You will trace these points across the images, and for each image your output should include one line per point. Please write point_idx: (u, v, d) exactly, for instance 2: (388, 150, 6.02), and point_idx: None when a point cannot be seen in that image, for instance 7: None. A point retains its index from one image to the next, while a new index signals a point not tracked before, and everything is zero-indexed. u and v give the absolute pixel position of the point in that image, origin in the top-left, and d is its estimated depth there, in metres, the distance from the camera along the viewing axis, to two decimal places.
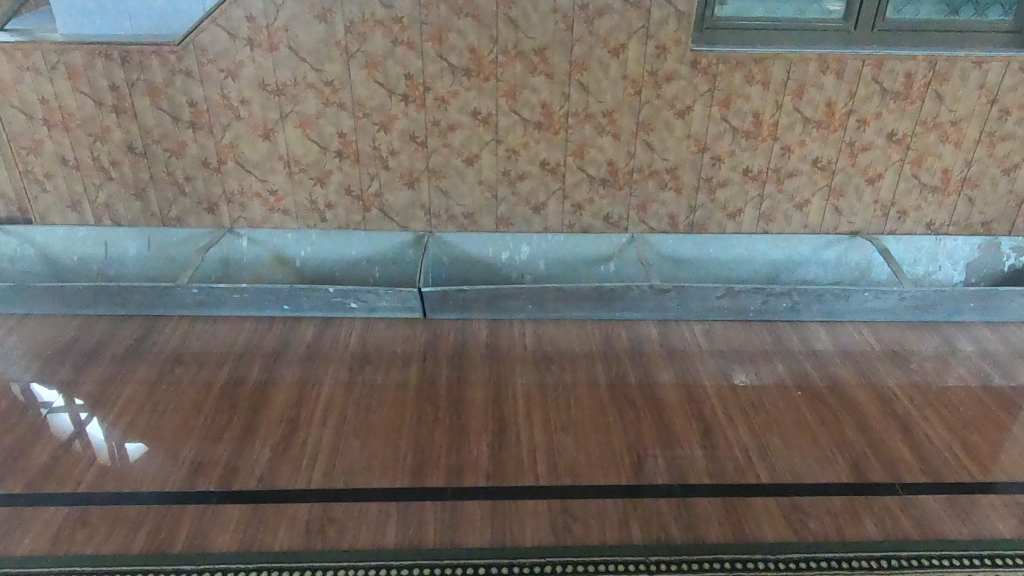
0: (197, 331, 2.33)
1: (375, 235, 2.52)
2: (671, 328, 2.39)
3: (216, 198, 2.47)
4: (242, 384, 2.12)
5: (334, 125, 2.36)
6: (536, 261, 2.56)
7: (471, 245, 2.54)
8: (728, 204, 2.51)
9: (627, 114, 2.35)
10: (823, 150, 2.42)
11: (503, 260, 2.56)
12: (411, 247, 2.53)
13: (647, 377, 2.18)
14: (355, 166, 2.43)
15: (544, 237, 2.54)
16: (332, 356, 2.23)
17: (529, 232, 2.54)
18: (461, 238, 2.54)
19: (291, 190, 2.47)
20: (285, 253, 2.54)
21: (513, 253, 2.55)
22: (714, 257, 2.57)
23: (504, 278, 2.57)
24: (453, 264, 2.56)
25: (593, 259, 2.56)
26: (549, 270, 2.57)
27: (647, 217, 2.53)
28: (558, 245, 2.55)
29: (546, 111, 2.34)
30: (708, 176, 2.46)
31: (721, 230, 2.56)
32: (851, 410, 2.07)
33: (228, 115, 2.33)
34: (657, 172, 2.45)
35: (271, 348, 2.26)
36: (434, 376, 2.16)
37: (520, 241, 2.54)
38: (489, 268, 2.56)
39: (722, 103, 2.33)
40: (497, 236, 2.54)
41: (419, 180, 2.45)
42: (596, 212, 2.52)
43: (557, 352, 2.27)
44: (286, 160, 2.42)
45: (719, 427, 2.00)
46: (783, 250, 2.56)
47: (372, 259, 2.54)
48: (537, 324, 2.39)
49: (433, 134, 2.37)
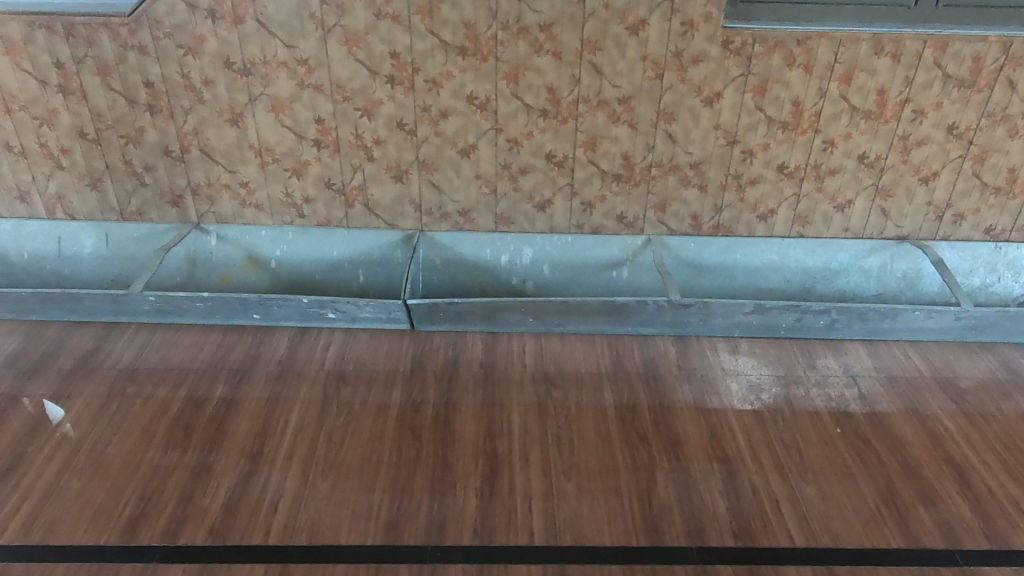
0: (156, 343, 2.07)
1: (359, 233, 2.25)
2: (691, 348, 2.11)
3: (180, 190, 2.20)
4: (201, 408, 1.86)
5: (312, 110, 2.07)
6: (539, 266, 2.27)
7: (467, 247, 2.26)
8: (759, 204, 2.22)
9: (646, 101, 2.04)
10: (872, 144, 2.11)
11: (502, 264, 2.27)
12: (399, 247, 2.26)
13: (661, 406, 1.91)
14: (336, 157, 2.15)
15: (549, 238, 2.25)
16: (305, 376, 1.97)
17: (531, 230, 2.26)
18: (455, 239, 2.26)
19: (264, 183, 2.19)
20: (257, 253, 2.26)
21: (513, 257, 2.26)
22: (741, 264, 2.27)
23: (503, 285, 2.28)
24: (447, 267, 2.28)
25: (605, 264, 2.27)
26: (555, 276, 2.28)
27: (666, 217, 2.24)
28: (564, 247, 2.26)
29: (553, 96, 2.03)
30: (737, 172, 2.16)
31: (750, 232, 2.26)
32: (898, 452, 1.79)
33: (190, 97, 2.04)
34: (679, 166, 2.15)
35: (238, 365, 2.00)
36: (419, 401, 1.89)
37: (521, 241, 2.25)
38: (486, 273, 2.28)
39: (757, 89, 2.02)
40: (495, 235, 2.25)
41: (409, 172, 2.17)
42: (608, 211, 2.23)
43: (561, 374, 1.99)
44: (258, 149, 2.13)
45: (745, 471, 1.72)
46: (819, 257, 2.26)
47: (355, 261, 2.27)
48: (538, 340, 2.11)
49: (423, 121, 2.08)
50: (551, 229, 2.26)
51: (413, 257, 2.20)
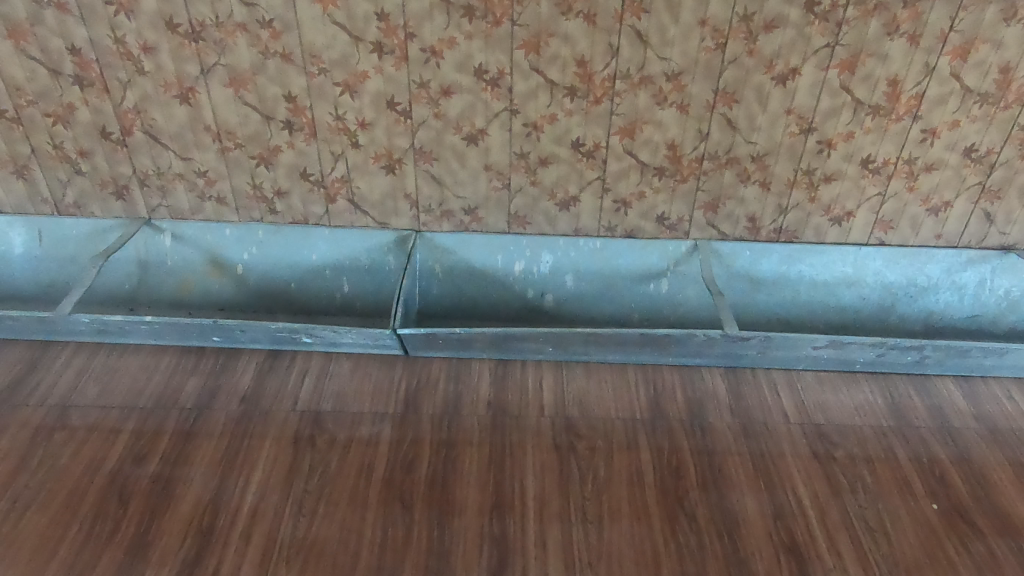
0: (97, 371, 1.71)
1: (343, 234, 1.86)
2: (747, 387, 1.73)
3: (125, 180, 1.81)
4: (144, 464, 1.51)
5: (280, 85, 1.65)
6: (561, 276, 1.88)
7: (474, 253, 1.86)
8: (834, 205, 1.80)
9: (701, 78, 1.61)
10: (984, 135, 1.67)
11: (515, 274, 1.88)
12: (391, 251, 1.87)
13: (712, 468, 1.54)
14: (312, 142, 1.74)
15: (572, 244, 1.85)
16: (273, 420, 1.61)
17: (551, 233, 1.86)
18: (459, 242, 1.85)
19: (225, 172, 1.79)
20: (221, 256, 1.88)
21: (530, 265, 1.87)
22: (807, 277, 1.87)
23: (517, 297, 1.90)
24: (450, 276, 1.89)
25: (640, 276, 1.87)
26: (579, 289, 1.89)
27: (718, 219, 1.83)
28: (592, 255, 1.86)
29: (583, 71, 1.60)
30: (810, 166, 1.74)
31: (819, 238, 1.85)
32: (1013, 539, 1.42)
33: (127, 67, 1.63)
34: (737, 159, 1.73)
35: (192, 404, 1.64)
36: (412, 458, 1.53)
37: (540, 247, 1.85)
38: (496, 284, 1.89)
39: (844, 64, 1.58)
40: (509, 238, 1.85)
41: (402, 162, 1.76)
42: (647, 211, 1.83)
43: (587, 425, 1.62)
44: (216, 132, 1.73)
45: (822, 568, 1.36)
46: (902, 270, 1.85)
47: (338, 269, 1.88)
48: (559, 378, 1.73)
49: (420, 101, 1.67)
50: (576, 231, 1.87)
51: (408, 266, 1.81)
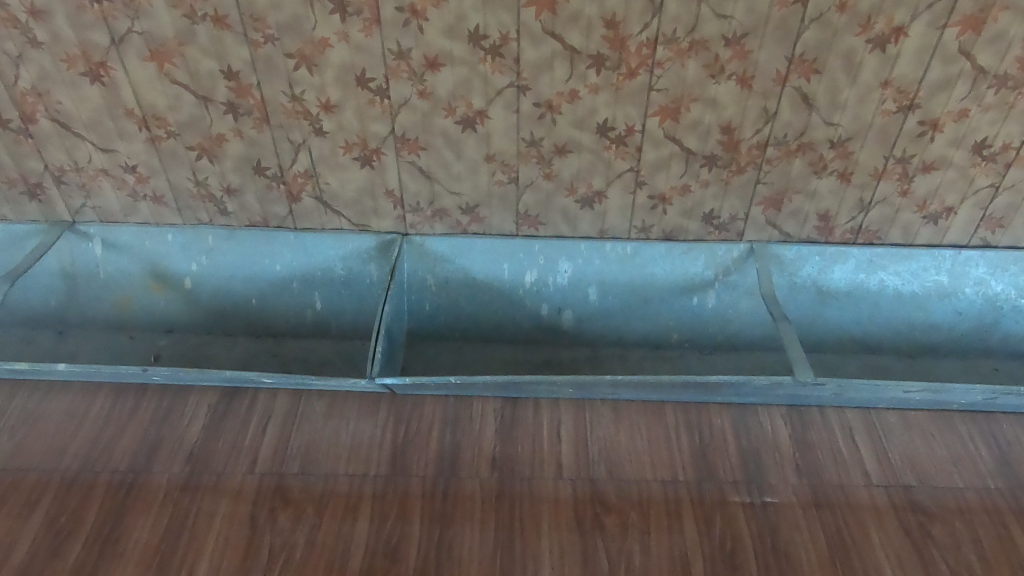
0: (13, 419, 1.39)
1: (312, 240, 1.50)
2: (817, 436, 1.38)
3: (37, 177, 1.44)
4: (63, 552, 1.20)
5: (215, 58, 1.26)
6: (582, 290, 1.52)
7: (474, 262, 1.50)
8: (931, 199, 1.41)
9: (772, 42, 1.21)
10: None
11: (525, 287, 1.52)
12: (371, 260, 1.51)
13: (776, 551, 1.21)
14: (264, 129, 1.36)
15: (597, 249, 1.49)
16: (226, 487, 1.29)
17: (570, 236, 1.49)
18: (456, 248, 1.50)
19: (160, 167, 1.43)
20: (163, 267, 1.53)
21: (544, 275, 1.51)
22: (889, 287, 1.50)
23: (527, 315, 1.55)
24: (444, 290, 1.53)
25: (680, 288, 1.51)
26: (605, 305, 1.53)
27: (781, 217, 1.46)
28: (620, 262, 1.49)
29: (614, 35, 1.20)
30: (905, 152, 1.35)
31: (908, 239, 1.47)
32: None
33: (15, 38, 1.24)
34: (811, 144, 1.34)
35: (128, 465, 1.32)
36: (397, 542, 1.22)
37: (555, 253, 1.49)
38: (503, 298, 1.53)
39: (968, 21, 1.17)
40: (517, 243, 1.49)
41: (381, 153, 1.39)
42: (691, 209, 1.45)
43: (616, 489, 1.29)
44: (142, 118, 1.35)
45: None
46: (1011, 278, 1.48)
47: (307, 282, 1.53)
48: (580, 423, 1.40)
49: (399, 76, 1.28)
50: (601, 234, 1.50)
51: (392, 280, 1.46)
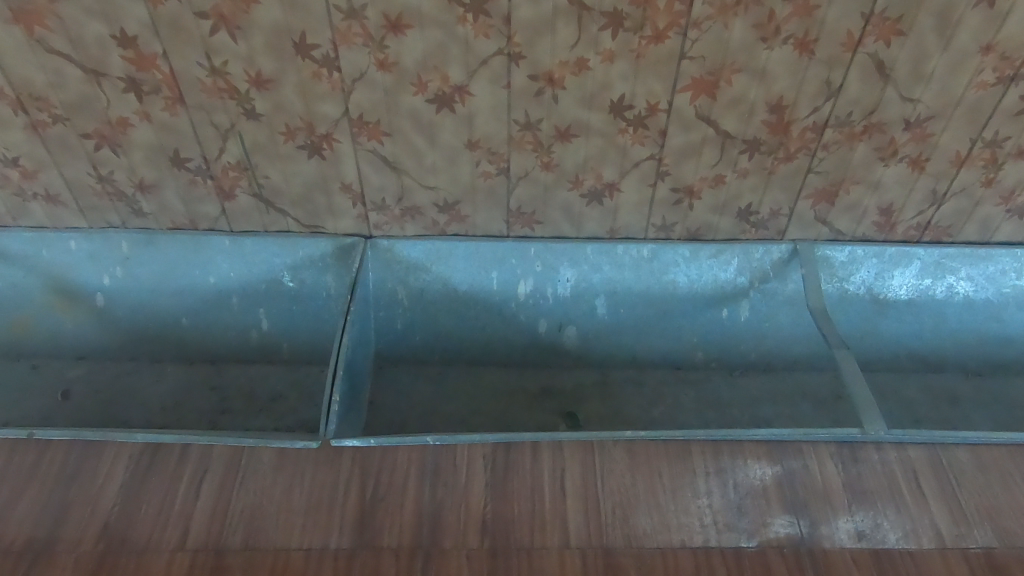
0: None
1: (252, 246, 1.20)
2: (879, 484, 1.13)
3: None
4: None
5: (103, 19, 0.94)
6: (588, 302, 1.24)
7: (456, 270, 1.22)
8: (1020, 191, 1.14)
9: None
10: None
11: (519, 299, 1.24)
12: (328, 270, 1.22)
13: None
14: (179, 111, 1.05)
15: (606, 253, 1.21)
16: (148, 570, 1.01)
17: (573, 237, 1.21)
18: (433, 254, 1.21)
19: (50, 160, 1.11)
20: (67, 282, 1.23)
21: (541, 285, 1.23)
22: (959, 294, 1.24)
23: (521, 333, 1.27)
24: (419, 304, 1.25)
25: (708, 299, 1.24)
26: (616, 320, 1.25)
27: (835, 212, 1.18)
28: (635, 268, 1.22)
29: None
30: (998, 134, 1.07)
31: (985, 237, 1.21)
32: None
33: None
34: (881, 125, 1.06)
35: (24, 542, 1.03)
36: None
37: (555, 258, 1.21)
38: (491, 314, 1.25)
39: None
40: (508, 246, 1.21)
41: (333, 139, 1.09)
42: (723, 204, 1.17)
43: (638, 561, 1.03)
44: (15, 99, 1.03)
45: None
46: None
47: (250, 297, 1.24)
48: (592, 472, 1.13)
49: (351, 42, 0.97)
50: (610, 234, 1.22)
51: (355, 294, 1.17)
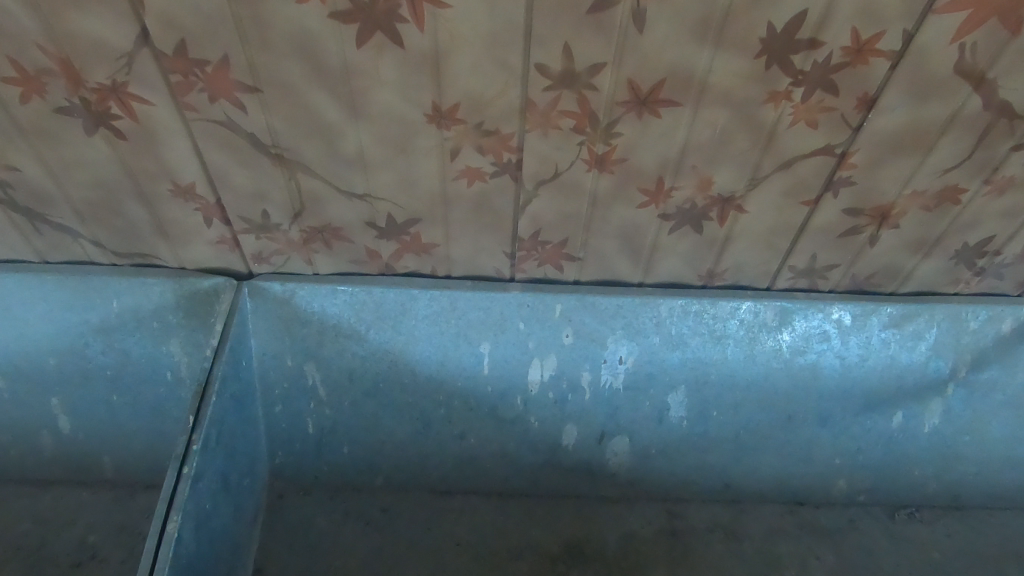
0: None
1: (18, 294, 0.63)
2: None
3: None
4: None
5: None
6: (653, 398, 0.68)
7: (413, 339, 0.66)
8: None
9: None
10: None
11: (528, 390, 0.68)
12: (168, 337, 0.65)
13: None
14: None
15: (694, 316, 0.65)
16: None
17: (632, 287, 0.65)
18: (369, 310, 0.64)
19: None
20: None
21: (570, 369, 0.67)
22: None
23: (531, 446, 0.71)
24: (347, 395, 0.68)
25: (868, 397, 0.69)
26: (700, 429, 0.70)
27: None
28: (745, 344, 0.66)
29: None
30: None
31: None
32: None
33: None
34: None
35: None
36: None
37: (599, 322, 0.65)
38: (477, 413, 0.69)
39: None
40: (511, 301, 0.64)
41: (133, 97, 0.49)
42: (936, 239, 0.60)
43: None
44: None
45: None
46: None
47: (29, 380, 0.67)
48: None
49: None
50: (703, 281, 0.65)
51: (213, 387, 0.57)
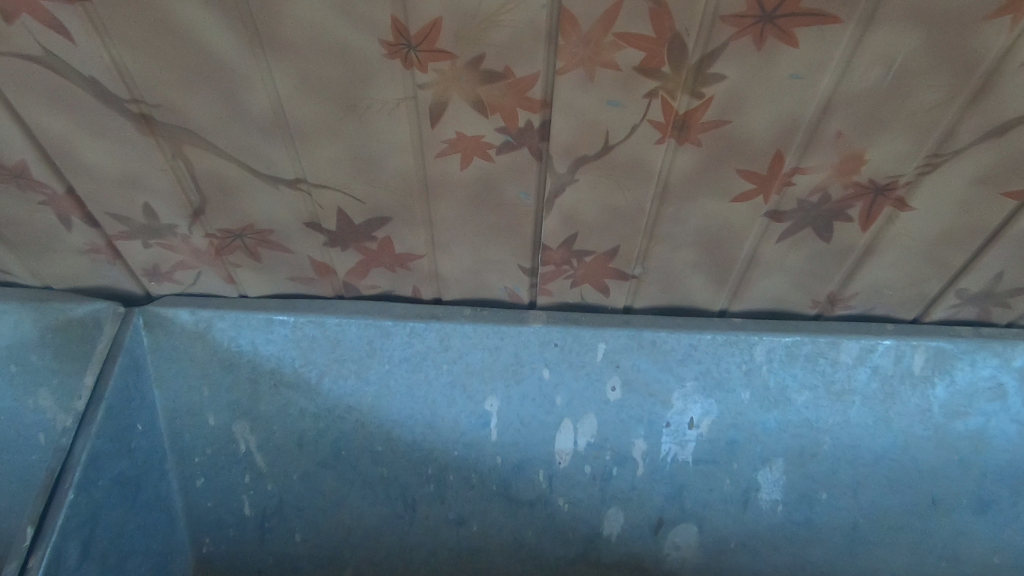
0: None
1: None
2: None
3: None
4: None
5: None
6: (736, 475, 0.47)
7: (388, 391, 0.45)
8: None
9: None
10: None
11: (555, 462, 0.47)
12: (24, 390, 0.44)
13: None
14: None
15: (802, 362, 0.44)
16: None
17: (709, 317, 0.44)
18: (322, 352, 0.44)
19: None
20: None
21: (617, 434, 0.46)
22: None
23: (558, 538, 0.50)
24: (296, 466, 0.48)
25: None
26: (802, 516, 0.49)
27: None
28: (877, 402, 0.45)
29: None
30: None
31: None
32: None
33: None
34: None
35: None
36: None
37: (661, 370, 0.44)
38: (482, 492, 0.49)
39: None
40: (530, 339, 0.43)
41: None
42: None
43: None
44: None
45: None
46: None
47: None
48: None
49: None
50: (817, 309, 0.44)
51: (66, 481, 0.37)
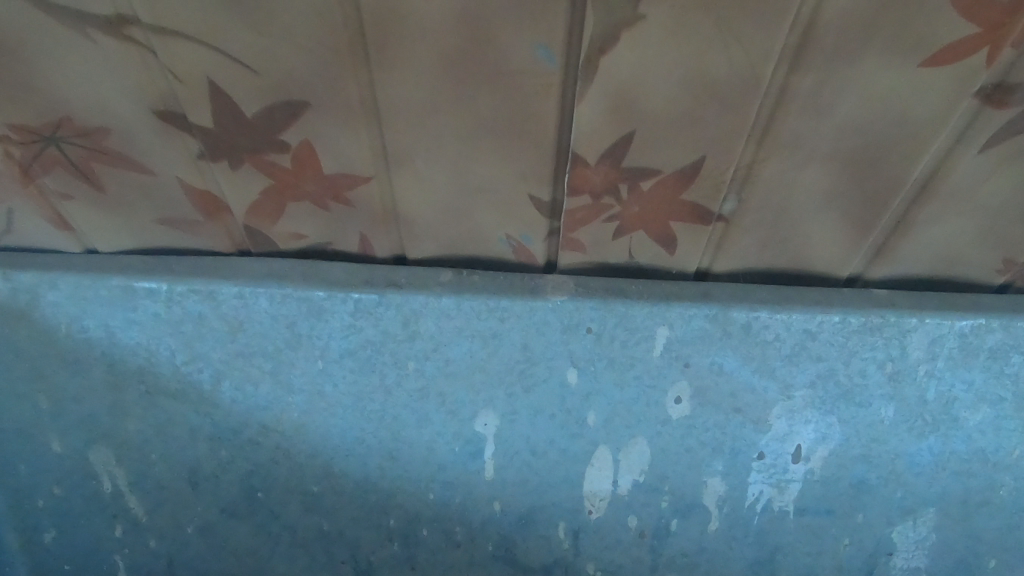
0: None
1: None
2: None
3: None
4: None
5: None
6: (860, 533, 0.31)
7: (323, 403, 0.29)
8: None
9: None
10: None
11: (583, 511, 0.31)
12: None
13: None
14: None
15: (986, 363, 0.27)
16: None
17: (836, 289, 0.27)
18: (217, 342, 0.28)
19: None
20: None
21: (679, 470, 0.30)
22: None
23: None
24: (192, 515, 0.32)
25: None
26: None
27: None
28: None
29: None
30: None
31: None
32: None
33: None
34: None
35: None
36: None
37: (755, 372, 0.27)
38: (472, 553, 0.32)
39: None
40: (547, 322, 0.26)
41: None
42: None
43: None
44: None
45: None
46: None
47: None
48: None
49: None
50: (1008, 277, 0.27)
51: None
